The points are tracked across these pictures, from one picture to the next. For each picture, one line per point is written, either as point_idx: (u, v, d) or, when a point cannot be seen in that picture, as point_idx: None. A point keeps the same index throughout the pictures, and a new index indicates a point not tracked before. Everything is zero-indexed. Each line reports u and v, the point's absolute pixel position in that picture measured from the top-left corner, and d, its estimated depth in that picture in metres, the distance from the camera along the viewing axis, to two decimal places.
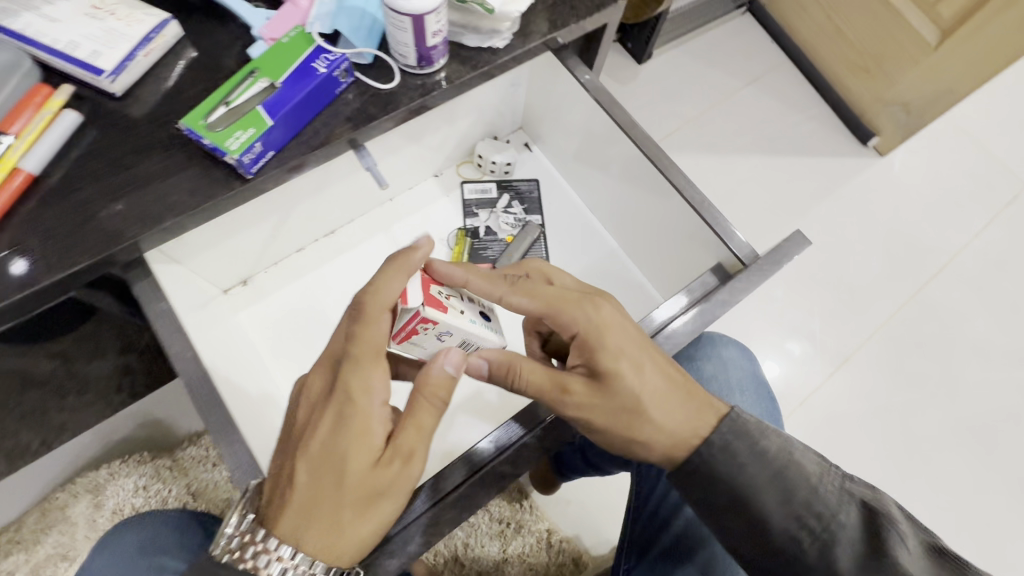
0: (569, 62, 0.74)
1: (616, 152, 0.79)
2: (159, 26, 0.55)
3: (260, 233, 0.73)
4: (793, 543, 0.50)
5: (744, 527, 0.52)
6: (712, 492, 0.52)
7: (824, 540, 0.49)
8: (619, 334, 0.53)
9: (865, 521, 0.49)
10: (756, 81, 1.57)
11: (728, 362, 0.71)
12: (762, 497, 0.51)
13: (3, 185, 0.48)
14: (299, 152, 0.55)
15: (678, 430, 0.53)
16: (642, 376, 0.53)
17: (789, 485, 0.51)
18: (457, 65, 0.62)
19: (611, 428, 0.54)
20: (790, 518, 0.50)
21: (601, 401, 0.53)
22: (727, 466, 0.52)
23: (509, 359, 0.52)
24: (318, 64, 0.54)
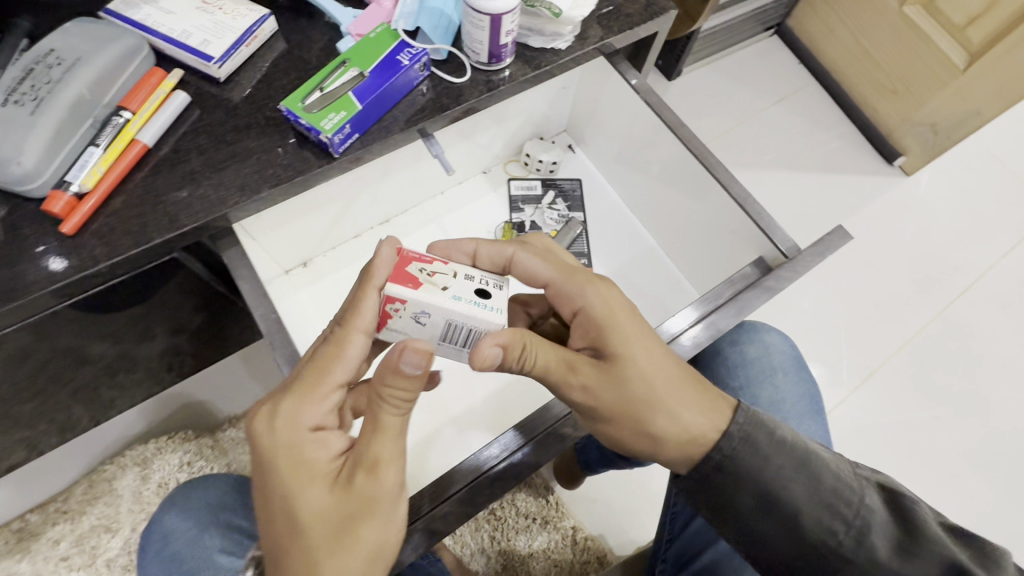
0: (620, 66, 0.78)
1: (659, 153, 0.83)
2: (260, 20, 0.61)
3: (325, 216, 0.78)
4: (826, 538, 0.49)
5: (777, 529, 0.50)
6: (738, 493, 0.51)
7: (858, 530, 0.48)
8: (626, 315, 0.55)
9: (885, 503, 0.50)
10: (783, 99, 1.61)
11: (773, 349, 0.73)
12: (792, 491, 0.50)
13: (123, 154, 0.54)
14: (380, 136, 0.60)
15: (688, 417, 0.52)
16: (649, 360, 0.53)
17: (812, 476, 0.50)
18: (522, 64, 0.67)
19: (620, 414, 0.53)
20: (820, 508, 0.49)
21: (609, 384, 0.53)
22: (753, 460, 0.51)
23: (522, 338, 0.50)
24: (402, 57, 0.59)
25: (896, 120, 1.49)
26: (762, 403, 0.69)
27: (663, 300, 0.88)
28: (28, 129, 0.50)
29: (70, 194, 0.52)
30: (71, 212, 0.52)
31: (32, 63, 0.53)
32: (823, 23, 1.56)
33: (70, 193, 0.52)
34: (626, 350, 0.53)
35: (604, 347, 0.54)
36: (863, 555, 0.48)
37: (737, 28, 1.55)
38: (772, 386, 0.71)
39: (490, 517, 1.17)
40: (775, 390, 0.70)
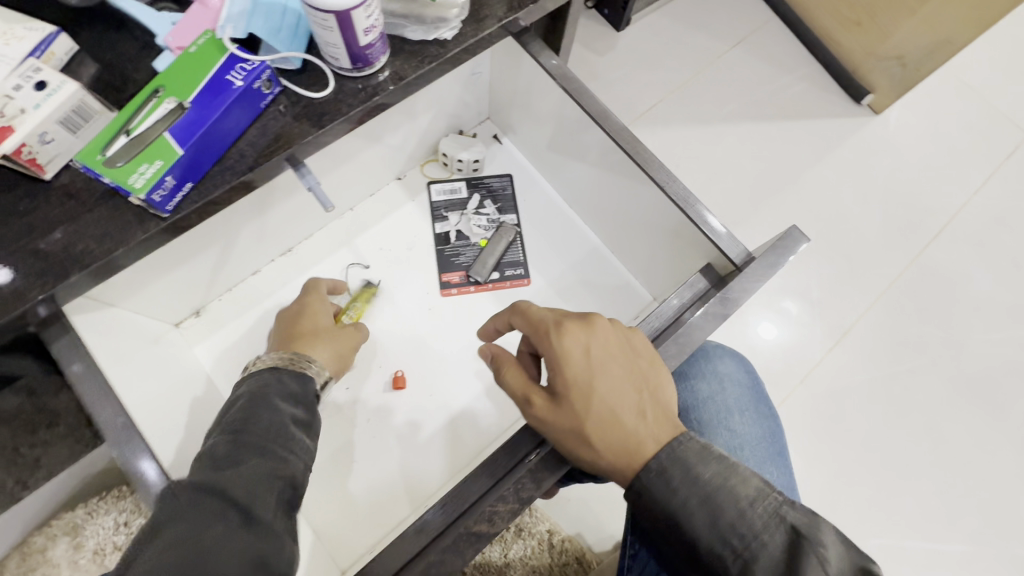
0: (531, 47, 0.66)
1: (590, 141, 0.71)
2: (46, 39, 0.46)
3: (205, 261, 0.66)
4: (712, 563, 0.42)
5: (677, 549, 0.44)
6: (647, 517, 0.44)
7: (745, 563, 0.41)
8: (583, 344, 0.48)
9: (791, 547, 0.40)
10: (741, 42, 1.47)
11: (722, 376, 0.68)
12: (688, 520, 0.42)
13: None
14: (224, 180, 0.48)
15: (626, 454, 0.45)
16: (592, 394, 0.46)
17: (715, 506, 0.42)
18: (402, 61, 0.54)
19: (558, 443, 0.47)
20: (714, 537, 0.42)
21: (549, 414, 0.47)
22: (662, 490, 0.44)
23: (495, 359, 0.52)
24: (233, 76, 0.46)
25: (861, 54, 1.36)
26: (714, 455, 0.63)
27: (608, 306, 0.80)
28: None
29: None
30: None
31: None
32: None
33: None
34: (570, 381, 0.47)
35: (550, 376, 0.48)
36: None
37: None
38: (728, 433, 0.63)
39: None
40: (733, 432, 0.64)
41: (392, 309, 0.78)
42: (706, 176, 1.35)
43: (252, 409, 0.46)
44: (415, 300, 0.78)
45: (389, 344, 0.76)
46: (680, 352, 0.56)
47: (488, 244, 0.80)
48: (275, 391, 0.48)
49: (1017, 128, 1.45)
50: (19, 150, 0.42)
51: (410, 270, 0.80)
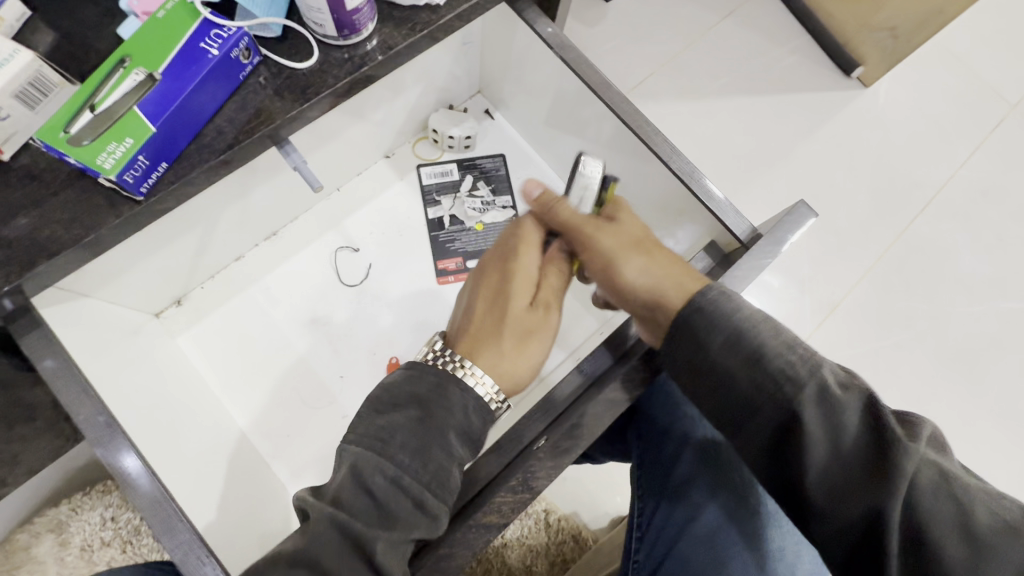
0: (527, 15, 0.63)
1: (590, 114, 0.68)
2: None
3: (186, 247, 0.62)
4: (747, 401, 0.44)
5: (737, 369, 0.44)
6: (706, 334, 0.45)
7: (813, 366, 0.42)
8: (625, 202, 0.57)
9: (824, 394, 0.42)
10: (734, 13, 1.44)
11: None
12: (755, 329, 0.44)
13: None
14: (202, 159, 0.44)
15: (673, 279, 0.49)
16: (637, 227, 0.53)
17: (747, 348, 0.43)
18: (391, 29, 0.50)
19: (604, 256, 0.52)
20: (750, 379, 0.43)
21: (609, 240, 0.52)
22: (699, 328, 0.45)
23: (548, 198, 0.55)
24: (207, 44, 0.42)
25: (852, 26, 1.33)
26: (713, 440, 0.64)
27: None
28: None
29: None
30: None
31: None
32: None
33: None
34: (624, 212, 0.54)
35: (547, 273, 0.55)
36: (807, 404, 0.42)
37: None
38: None
39: None
40: None
41: (387, 293, 0.75)
42: (698, 151, 1.33)
43: (426, 399, 0.44)
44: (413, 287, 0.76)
45: (383, 331, 0.74)
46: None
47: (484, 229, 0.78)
48: (446, 402, 0.44)
49: (1004, 102, 1.45)
50: None
51: (401, 253, 0.77)
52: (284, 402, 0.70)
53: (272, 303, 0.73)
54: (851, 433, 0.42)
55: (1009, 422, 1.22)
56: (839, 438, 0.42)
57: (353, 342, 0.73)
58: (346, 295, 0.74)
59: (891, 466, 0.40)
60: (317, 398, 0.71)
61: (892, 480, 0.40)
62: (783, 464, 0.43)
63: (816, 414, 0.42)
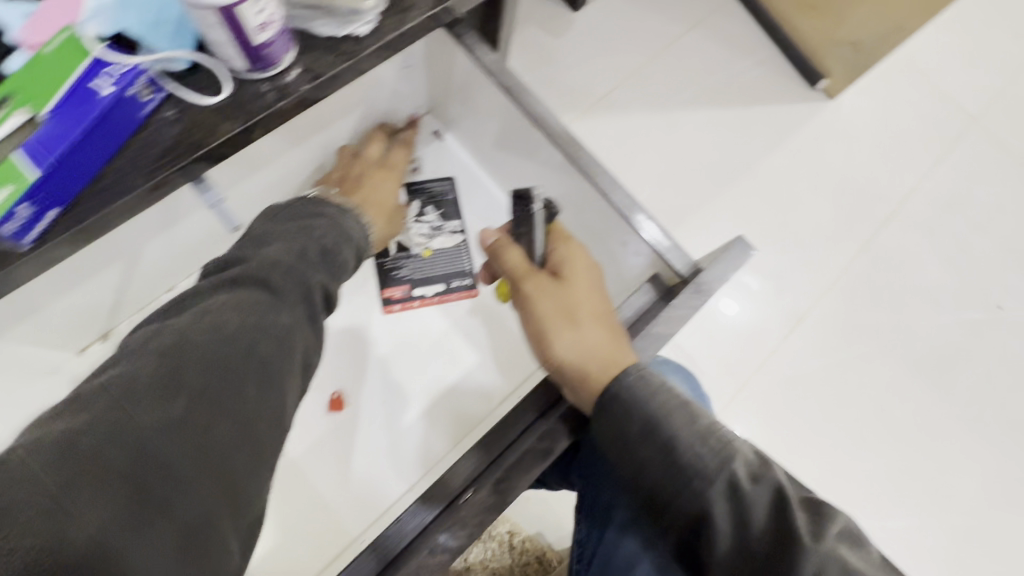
0: (466, 40, 0.61)
1: (535, 140, 0.66)
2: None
3: (107, 282, 0.59)
4: (661, 491, 0.44)
5: (652, 457, 0.45)
6: (625, 420, 0.46)
7: (723, 458, 0.43)
8: (591, 264, 0.58)
9: (731, 488, 0.42)
10: (700, 24, 1.44)
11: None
12: (670, 422, 0.45)
13: None
14: (98, 203, 0.41)
15: (596, 357, 0.50)
16: (586, 295, 0.54)
17: (661, 437, 0.45)
18: (311, 61, 0.48)
19: (542, 316, 0.54)
20: (663, 469, 0.44)
21: (549, 302, 0.54)
22: (615, 413, 0.47)
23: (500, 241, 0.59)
24: (100, 83, 0.40)
25: (817, 39, 1.35)
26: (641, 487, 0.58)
27: None
28: None
29: None
30: None
31: None
32: None
33: None
34: (577, 275, 0.56)
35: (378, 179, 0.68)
36: (715, 499, 0.42)
37: None
38: None
39: None
40: None
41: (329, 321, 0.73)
42: (664, 164, 1.32)
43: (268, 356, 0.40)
44: (357, 312, 0.74)
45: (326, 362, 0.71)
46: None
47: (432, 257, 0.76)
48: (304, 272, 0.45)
49: (963, 115, 1.47)
50: None
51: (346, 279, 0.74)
52: None
53: None
54: (760, 526, 0.41)
55: (969, 433, 1.24)
56: (746, 530, 0.41)
57: None
58: None
59: (791, 565, 0.39)
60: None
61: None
62: (696, 554, 0.43)
63: (723, 507, 0.42)
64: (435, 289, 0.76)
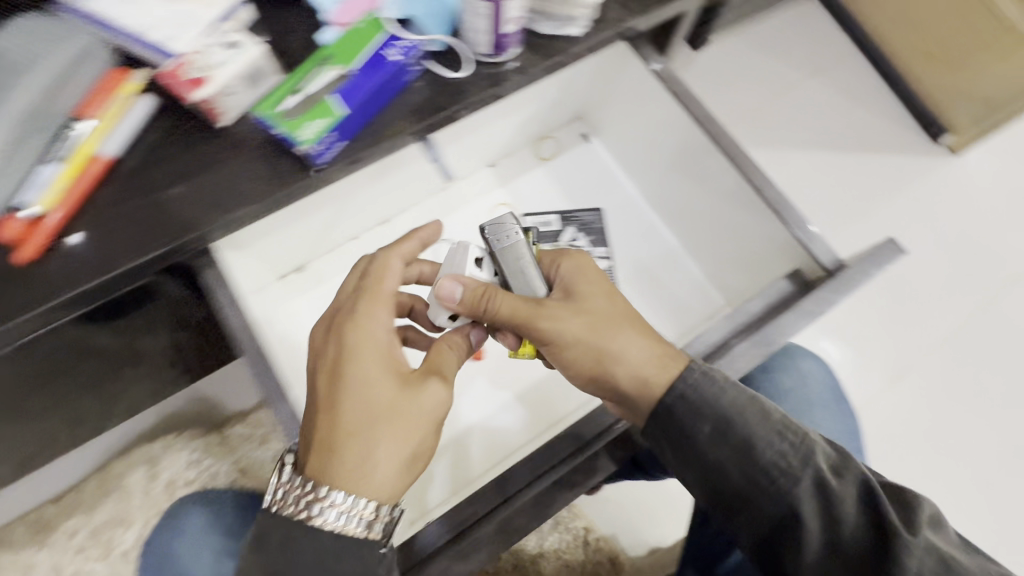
0: (642, 51, 0.70)
1: (690, 144, 0.74)
2: (232, 10, 0.52)
3: (319, 220, 0.72)
4: (741, 493, 0.49)
5: (728, 460, 0.49)
6: (696, 424, 0.50)
7: (806, 457, 0.47)
8: (579, 265, 0.57)
9: (816, 487, 0.47)
10: (820, 72, 1.47)
11: (808, 376, 0.70)
12: (747, 423, 0.49)
13: (82, 171, 0.48)
14: (368, 142, 0.54)
15: (647, 370, 0.52)
16: (602, 304, 0.55)
17: (746, 444, 0.49)
18: (530, 54, 0.59)
19: (585, 355, 0.54)
20: (744, 474, 0.48)
21: (578, 326, 0.54)
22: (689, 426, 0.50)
23: (486, 288, 0.53)
24: (390, 51, 0.52)
25: (943, 94, 1.35)
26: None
27: (683, 308, 0.83)
28: None
29: (24, 218, 0.46)
30: (25, 238, 0.46)
31: None
32: None
33: (23, 216, 0.46)
34: (586, 296, 0.55)
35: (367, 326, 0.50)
36: (802, 495, 0.47)
37: None
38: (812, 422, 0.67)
39: None
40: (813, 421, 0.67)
41: None
42: None
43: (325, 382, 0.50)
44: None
45: None
46: (764, 347, 0.58)
47: None
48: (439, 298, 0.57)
49: None
50: (209, 98, 0.49)
51: None
52: None
53: None
54: (853, 519, 0.46)
55: None
56: (837, 522, 0.46)
57: None
58: None
59: (887, 556, 0.44)
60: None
61: (888, 571, 0.44)
62: (779, 546, 0.48)
63: (810, 502, 0.47)
64: None
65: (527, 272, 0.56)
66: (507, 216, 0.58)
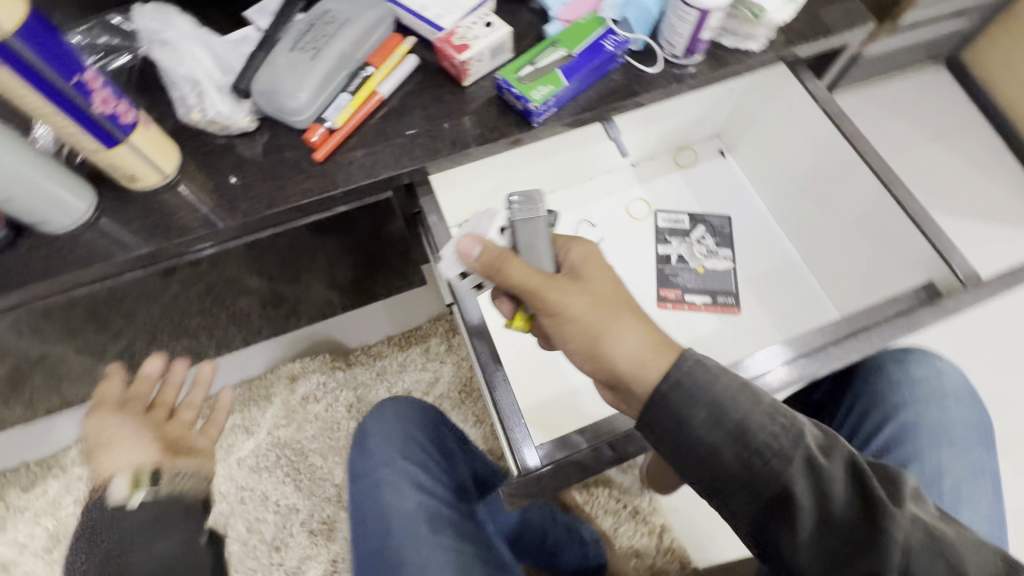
0: (801, 74, 0.78)
1: (832, 163, 0.81)
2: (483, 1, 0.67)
3: (492, 181, 0.82)
4: (734, 476, 0.50)
5: (723, 443, 0.50)
6: (689, 410, 0.51)
7: (797, 437, 0.49)
8: (589, 254, 0.62)
9: (809, 465, 0.48)
10: (945, 135, 1.43)
11: (944, 377, 0.73)
12: (736, 406, 0.50)
13: (364, 102, 0.64)
14: (573, 112, 0.66)
15: (644, 354, 0.54)
16: (606, 289, 0.59)
17: (739, 425, 0.50)
18: (710, 61, 0.69)
19: (581, 330, 0.57)
20: (737, 456, 0.50)
21: (579, 304, 0.57)
22: (683, 411, 0.51)
23: (503, 256, 0.57)
24: (607, 43, 0.65)
25: None
26: (925, 425, 0.70)
27: (802, 315, 0.87)
28: (308, 71, 0.60)
29: (324, 128, 0.62)
30: (322, 142, 0.62)
31: (313, 19, 0.63)
32: (1007, 58, 1.36)
33: (325, 127, 0.62)
34: (593, 279, 0.59)
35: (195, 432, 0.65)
36: (794, 474, 0.48)
37: (912, 54, 1.35)
38: (940, 409, 0.71)
39: (583, 490, 1.10)
40: (943, 411, 0.71)
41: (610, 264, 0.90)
42: None
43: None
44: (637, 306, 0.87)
45: None
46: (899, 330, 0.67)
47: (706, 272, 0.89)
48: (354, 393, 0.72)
49: None
50: (467, 61, 0.63)
51: (631, 235, 0.92)
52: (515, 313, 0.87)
53: None
54: (842, 497, 0.48)
55: None
56: (829, 499, 0.48)
57: None
58: None
59: (880, 530, 0.46)
60: None
61: (877, 541, 0.46)
62: (774, 530, 0.49)
63: (803, 482, 0.48)
64: (704, 299, 0.88)
65: (541, 248, 0.61)
66: (537, 195, 0.62)
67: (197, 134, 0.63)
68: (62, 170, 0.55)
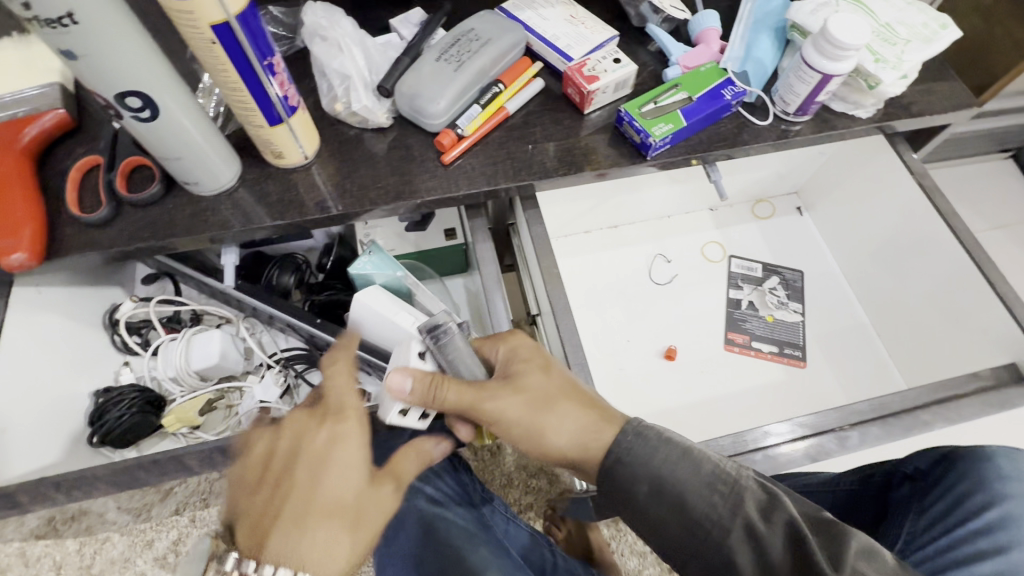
0: (899, 146, 0.81)
1: (920, 232, 0.82)
2: (610, 39, 0.72)
3: (584, 205, 0.86)
4: (681, 541, 0.50)
5: (667, 513, 0.50)
6: (632, 484, 0.51)
7: (734, 503, 0.48)
8: (517, 346, 0.60)
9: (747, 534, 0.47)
10: (1007, 226, 1.43)
11: None
12: (675, 476, 0.50)
13: (492, 115, 0.68)
14: (685, 151, 0.69)
15: (590, 437, 0.54)
16: (536, 381, 0.57)
17: (676, 495, 0.50)
18: (818, 123, 0.73)
19: (525, 434, 0.56)
20: (681, 524, 0.50)
21: (516, 409, 0.56)
22: (621, 484, 0.52)
23: (431, 376, 0.56)
24: (726, 91, 0.69)
25: None
26: None
27: (870, 380, 0.88)
28: (451, 82, 0.65)
29: (456, 134, 0.66)
30: (451, 146, 0.66)
31: (459, 35, 0.69)
32: None
33: (456, 133, 0.66)
34: (521, 377, 0.58)
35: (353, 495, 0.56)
36: (734, 543, 0.47)
37: (981, 143, 1.37)
38: None
39: (612, 525, 1.09)
40: None
41: (683, 300, 0.92)
42: None
43: None
44: (705, 345, 0.89)
45: (666, 327, 0.90)
46: (982, 407, 0.67)
47: (776, 322, 0.90)
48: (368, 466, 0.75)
49: None
50: (593, 91, 0.67)
51: (704, 275, 0.95)
52: (587, 333, 0.88)
53: (600, 272, 0.93)
54: (780, 557, 0.46)
55: None
56: (765, 557, 0.46)
57: (644, 323, 0.90)
58: (656, 290, 0.92)
59: None
60: (613, 354, 0.87)
61: None
62: None
63: (744, 550, 0.47)
64: (770, 347, 0.89)
65: (464, 356, 0.58)
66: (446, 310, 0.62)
67: (335, 123, 0.68)
68: (222, 142, 0.60)
